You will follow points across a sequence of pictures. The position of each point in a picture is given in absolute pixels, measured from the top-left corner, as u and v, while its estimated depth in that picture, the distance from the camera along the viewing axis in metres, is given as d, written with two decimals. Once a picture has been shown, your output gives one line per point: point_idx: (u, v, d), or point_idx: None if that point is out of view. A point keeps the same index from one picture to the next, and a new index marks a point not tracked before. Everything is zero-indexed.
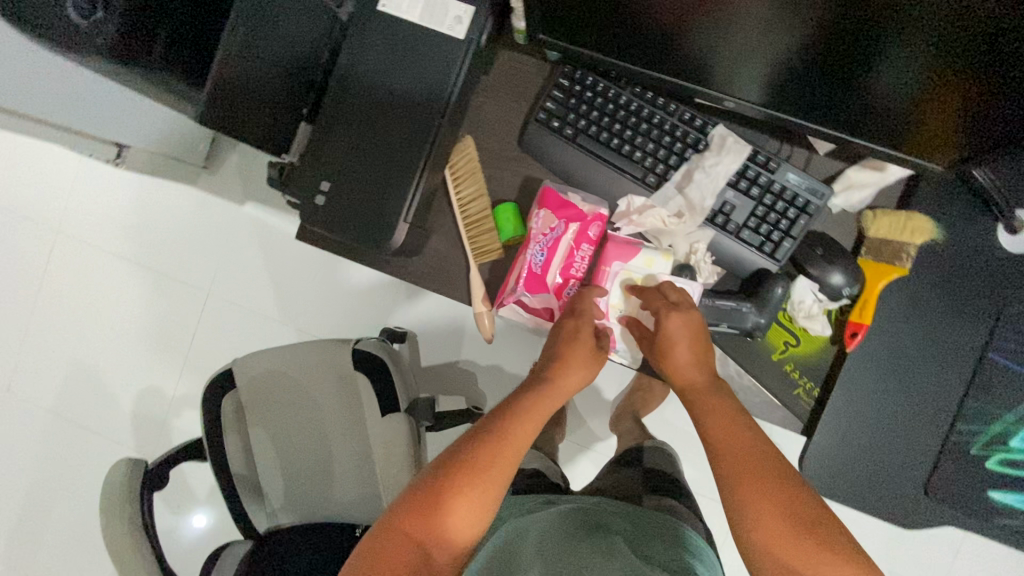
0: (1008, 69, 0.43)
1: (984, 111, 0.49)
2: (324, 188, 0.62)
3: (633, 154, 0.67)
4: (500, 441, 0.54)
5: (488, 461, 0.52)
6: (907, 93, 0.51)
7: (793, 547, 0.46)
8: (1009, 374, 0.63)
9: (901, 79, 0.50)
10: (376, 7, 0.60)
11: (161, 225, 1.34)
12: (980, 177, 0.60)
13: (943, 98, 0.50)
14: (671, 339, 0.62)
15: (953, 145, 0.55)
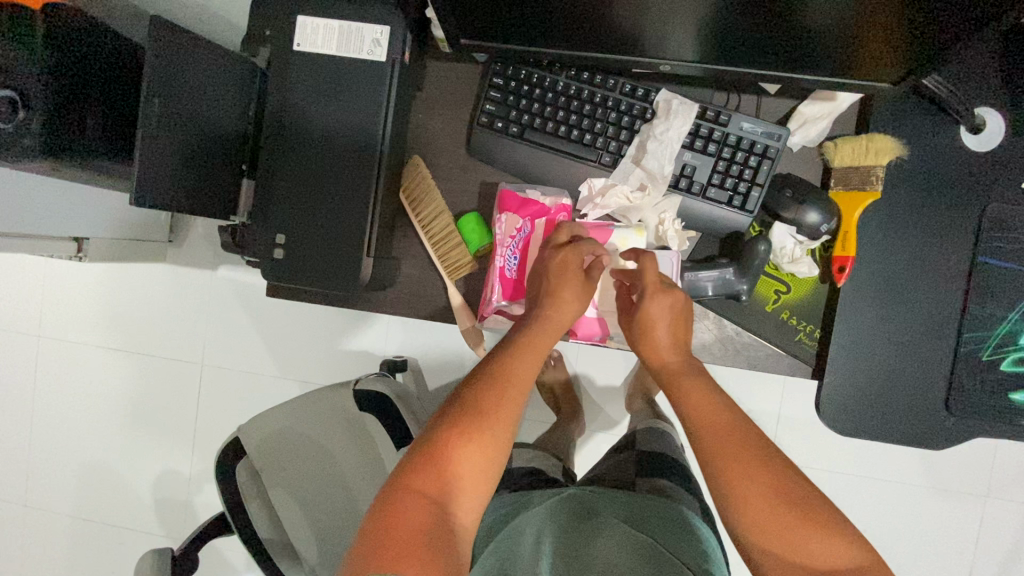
0: None
1: (923, 19, 0.48)
2: (280, 241, 0.60)
3: (583, 138, 0.65)
4: (500, 388, 0.53)
5: (491, 411, 0.51)
6: (844, 16, 0.50)
7: (784, 534, 0.46)
8: (1003, 274, 0.62)
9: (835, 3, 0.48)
10: (292, 48, 0.59)
11: (140, 307, 1.32)
12: (933, 86, 0.59)
13: (881, 14, 0.48)
14: (651, 318, 0.61)
15: (897, 59, 0.54)
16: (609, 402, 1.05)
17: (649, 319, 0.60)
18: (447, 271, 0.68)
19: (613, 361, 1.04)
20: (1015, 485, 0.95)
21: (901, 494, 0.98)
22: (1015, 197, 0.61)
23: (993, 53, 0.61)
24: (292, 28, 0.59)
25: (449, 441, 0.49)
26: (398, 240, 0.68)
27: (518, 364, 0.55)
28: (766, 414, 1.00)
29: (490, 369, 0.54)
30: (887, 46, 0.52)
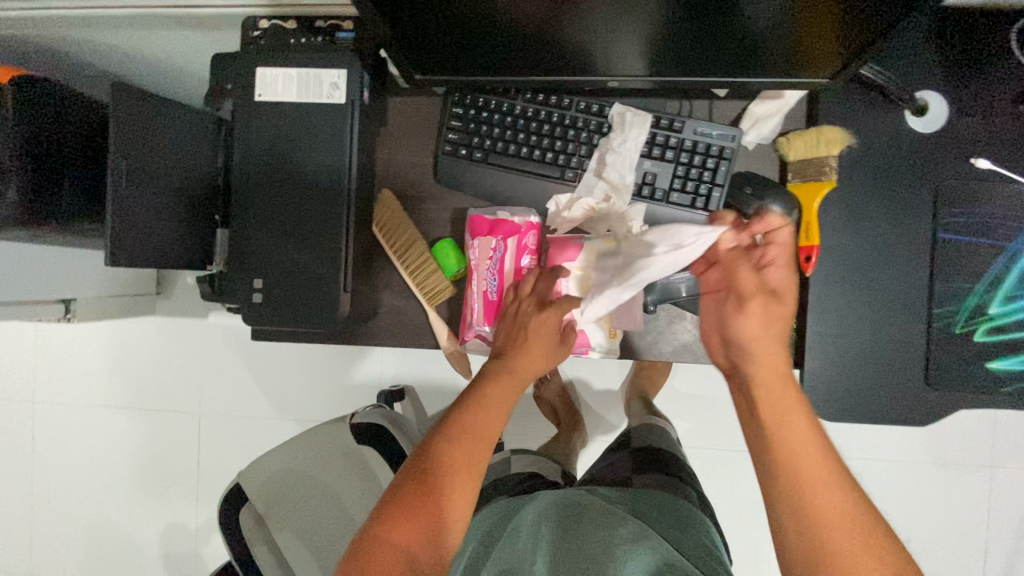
0: None
1: (850, 15, 0.50)
2: (258, 285, 0.61)
3: (545, 157, 0.67)
4: (472, 435, 0.56)
5: (461, 459, 0.54)
6: (777, 19, 0.53)
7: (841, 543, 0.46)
8: (963, 247, 0.64)
9: (768, 7, 0.51)
10: (254, 98, 0.61)
11: (132, 362, 1.32)
12: (870, 75, 0.62)
13: (811, 14, 0.51)
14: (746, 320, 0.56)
15: (831, 54, 0.56)
16: (607, 409, 1.06)
17: (741, 310, 0.56)
18: (427, 298, 0.69)
19: (606, 368, 1.05)
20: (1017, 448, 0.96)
21: (908, 470, 0.98)
22: (965, 173, 0.64)
23: (927, 38, 0.64)
24: (253, 79, 0.61)
25: (429, 492, 0.52)
26: (376, 272, 0.70)
27: (488, 409, 0.58)
28: None
29: (458, 418, 0.57)
30: (821, 42, 0.55)
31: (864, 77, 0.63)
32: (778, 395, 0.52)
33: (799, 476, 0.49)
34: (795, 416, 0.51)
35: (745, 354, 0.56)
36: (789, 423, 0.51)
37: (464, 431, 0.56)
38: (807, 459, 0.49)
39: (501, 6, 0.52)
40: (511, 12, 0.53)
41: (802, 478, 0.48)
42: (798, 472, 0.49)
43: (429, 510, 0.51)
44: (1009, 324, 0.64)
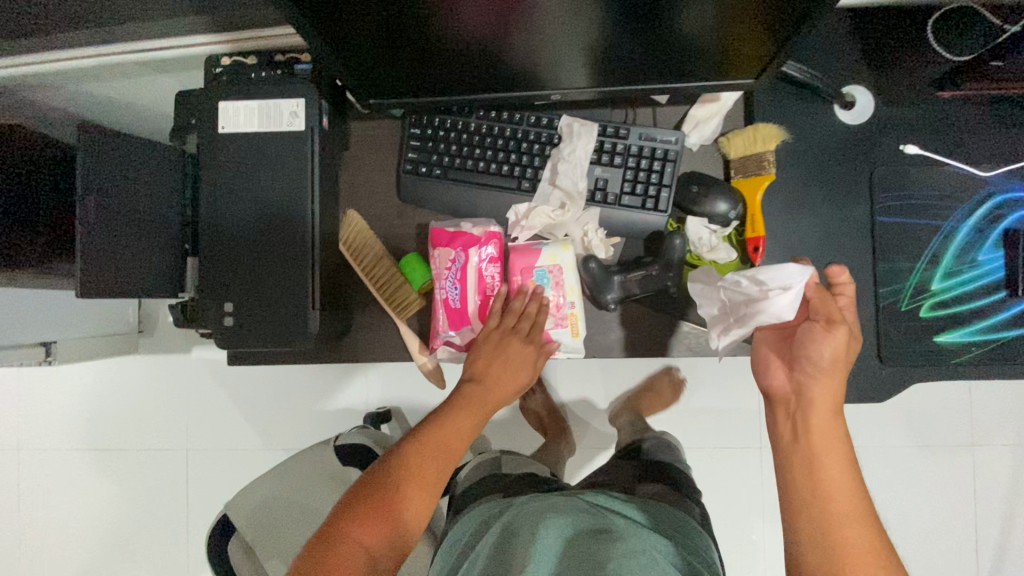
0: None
1: (768, 27, 0.55)
2: (229, 309, 0.63)
3: (501, 170, 0.70)
4: (431, 455, 0.60)
5: (425, 473, 0.59)
6: (705, 31, 0.57)
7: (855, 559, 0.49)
8: (901, 229, 0.68)
9: (697, 21, 0.56)
10: (218, 132, 0.64)
11: (116, 402, 1.32)
12: (797, 73, 0.66)
13: (735, 26, 0.56)
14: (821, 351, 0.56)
15: (751, 63, 0.61)
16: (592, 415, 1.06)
17: (822, 341, 0.55)
18: (397, 312, 0.70)
19: (586, 373, 1.06)
20: (983, 419, 1.01)
21: (881, 445, 1.03)
22: (896, 160, 0.68)
23: (848, 39, 0.68)
24: (215, 113, 0.64)
25: (389, 498, 0.57)
26: (347, 290, 0.72)
27: (448, 432, 0.63)
28: (739, 398, 1.03)
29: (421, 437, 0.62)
30: (743, 52, 0.60)
31: (791, 76, 0.66)
32: (828, 427, 0.54)
33: (827, 495, 0.51)
34: (836, 445, 0.53)
35: (810, 382, 0.56)
36: (826, 444, 0.53)
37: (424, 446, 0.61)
38: (843, 491, 0.51)
39: (449, 30, 0.56)
40: (464, 34, 0.57)
41: (837, 506, 0.51)
42: (835, 505, 0.51)
43: (388, 517, 0.56)
44: (951, 298, 0.67)
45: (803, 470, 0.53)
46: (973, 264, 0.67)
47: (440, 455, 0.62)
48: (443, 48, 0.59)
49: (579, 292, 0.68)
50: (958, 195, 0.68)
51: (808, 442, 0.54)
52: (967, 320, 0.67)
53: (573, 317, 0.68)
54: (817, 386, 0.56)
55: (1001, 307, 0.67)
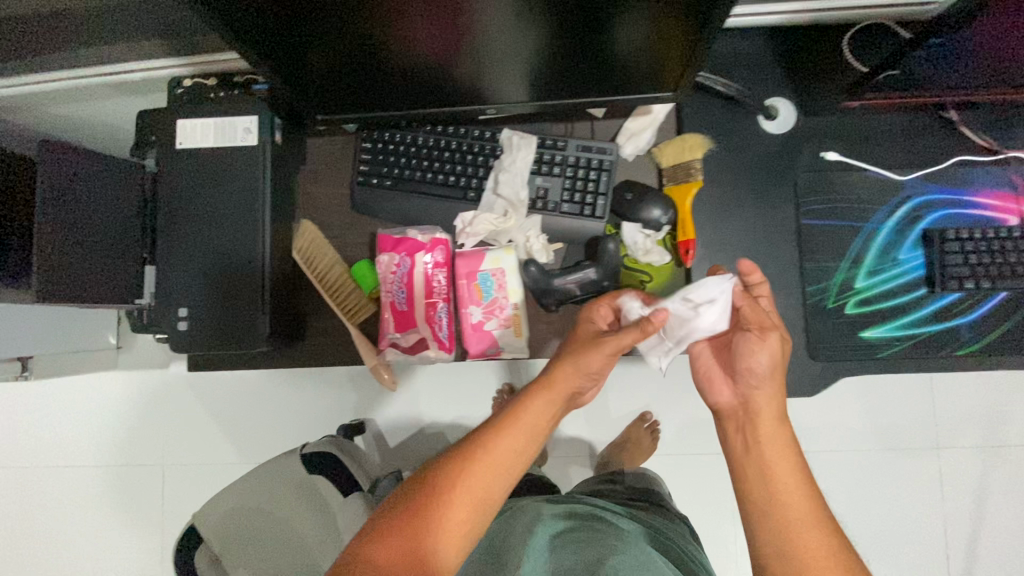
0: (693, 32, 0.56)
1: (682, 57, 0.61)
2: (183, 314, 0.66)
3: (448, 180, 0.74)
4: (482, 474, 0.53)
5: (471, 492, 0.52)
6: (629, 58, 0.63)
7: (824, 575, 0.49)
8: (825, 230, 0.71)
9: (624, 50, 0.61)
10: (176, 147, 0.68)
11: (93, 418, 1.33)
12: (726, 89, 0.71)
13: (656, 55, 0.62)
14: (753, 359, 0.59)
15: (666, 84, 0.67)
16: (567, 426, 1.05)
17: (753, 349, 0.59)
18: (349, 316, 0.74)
19: None
20: (949, 424, 1.06)
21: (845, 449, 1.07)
22: (817, 166, 0.72)
23: (771, 55, 0.73)
24: (174, 130, 0.68)
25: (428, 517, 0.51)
26: (302, 297, 0.75)
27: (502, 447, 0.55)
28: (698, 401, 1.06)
29: (470, 444, 0.55)
30: (660, 75, 0.66)
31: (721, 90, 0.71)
32: (773, 436, 0.56)
33: (787, 510, 0.52)
34: (779, 451, 0.55)
35: (752, 394, 0.58)
36: (784, 462, 0.54)
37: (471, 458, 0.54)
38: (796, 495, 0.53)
39: (399, 49, 0.60)
40: (413, 59, 0.62)
41: (788, 510, 0.52)
42: (784, 508, 0.52)
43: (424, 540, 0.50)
44: (875, 296, 0.71)
45: (755, 480, 0.54)
46: (894, 263, 0.71)
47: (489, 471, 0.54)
48: (390, 71, 0.64)
49: (522, 294, 0.72)
50: (876, 199, 0.72)
51: (755, 452, 0.55)
52: (891, 316, 0.70)
53: (517, 318, 0.71)
54: (760, 399, 0.58)
55: (923, 303, 0.70)
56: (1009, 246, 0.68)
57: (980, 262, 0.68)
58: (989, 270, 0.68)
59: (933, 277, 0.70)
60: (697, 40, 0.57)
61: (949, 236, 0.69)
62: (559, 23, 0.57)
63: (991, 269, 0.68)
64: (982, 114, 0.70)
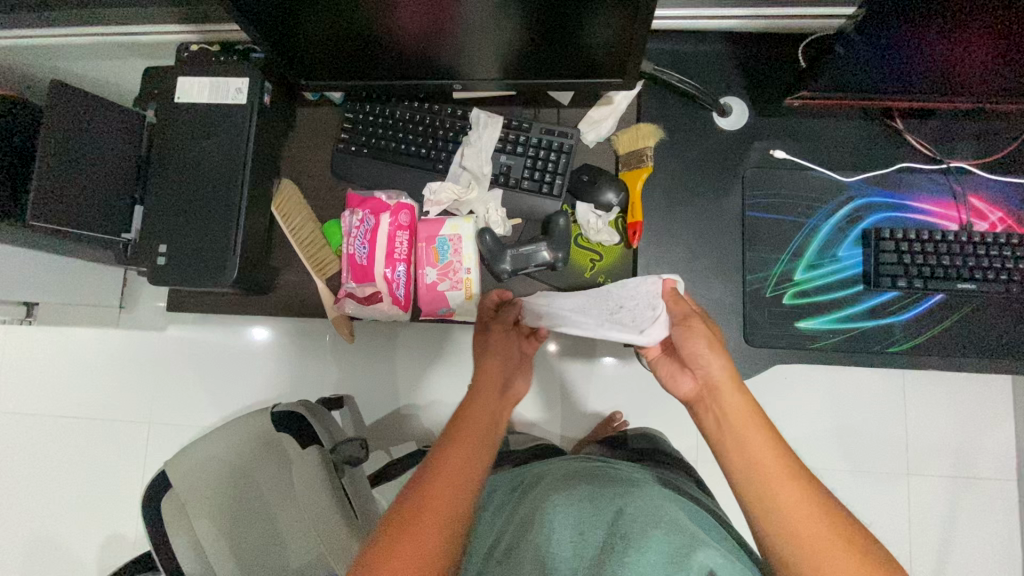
0: (642, 33, 0.62)
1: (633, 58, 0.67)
2: (162, 250, 0.72)
3: (419, 152, 0.80)
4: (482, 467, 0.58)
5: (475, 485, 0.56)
6: (587, 52, 0.68)
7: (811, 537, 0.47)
8: (768, 223, 0.75)
9: (582, 43, 0.66)
10: (174, 101, 0.75)
11: (86, 371, 1.38)
12: (691, 87, 0.74)
13: (611, 52, 0.67)
14: (688, 344, 0.59)
15: (620, 83, 0.72)
16: (532, 411, 1.06)
17: (688, 337, 0.59)
18: (317, 270, 0.80)
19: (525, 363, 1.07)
20: (919, 444, 1.07)
21: (809, 458, 1.08)
22: (766, 163, 0.76)
23: (730, 57, 0.77)
24: (174, 87, 0.75)
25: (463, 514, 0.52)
26: (277, 250, 0.82)
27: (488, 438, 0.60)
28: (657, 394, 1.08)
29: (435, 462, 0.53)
30: (613, 72, 0.71)
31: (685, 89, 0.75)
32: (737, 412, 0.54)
33: (766, 474, 0.50)
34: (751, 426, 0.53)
35: (704, 376, 0.57)
36: (747, 431, 0.52)
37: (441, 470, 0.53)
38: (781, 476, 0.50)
39: (384, 24, 0.66)
40: (393, 34, 0.68)
41: (777, 494, 0.49)
42: (768, 474, 0.50)
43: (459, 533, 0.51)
44: (812, 288, 0.74)
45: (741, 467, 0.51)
46: (833, 259, 0.74)
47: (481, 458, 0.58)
48: (372, 43, 0.70)
49: (475, 260, 0.77)
50: (820, 197, 0.75)
51: (732, 432, 0.53)
52: (825, 309, 0.74)
53: (468, 281, 0.77)
54: (714, 375, 0.57)
55: (858, 299, 0.74)
56: (943, 249, 0.71)
57: (913, 261, 0.71)
58: (922, 271, 0.71)
59: (869, 274, 0.73)
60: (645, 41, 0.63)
61: (886, 235, 0.72)
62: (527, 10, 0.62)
63: (923, 269, 0.71)
64: (925, 123, 0.74)
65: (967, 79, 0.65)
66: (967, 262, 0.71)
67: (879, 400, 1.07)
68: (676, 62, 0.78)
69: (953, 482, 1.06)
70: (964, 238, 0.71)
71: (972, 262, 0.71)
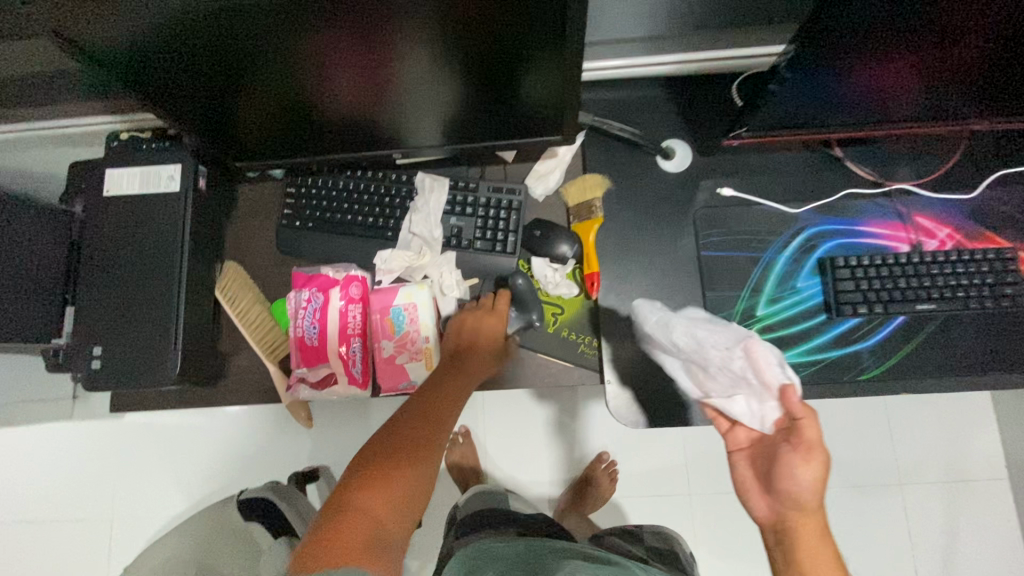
0: (574, 90, 0.62)
1: (570, 113, 0.66)
2: (97, 352, 0.68)
3: (367, 221, 0.78)
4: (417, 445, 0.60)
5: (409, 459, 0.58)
6: (523, 111, 0.68)
7: None
8: (724, 261, 0.75)
9: (518, 102, 0.66)
10: (103, 194, 0.72)
11: (36, 471, 1.29)
12: (631, 134, 0.75)
13: (547, 108, 0.67)
14: (787, 466, 0.52)
15: (561, 136, 0.72)
16: (514, 468, 1.01)
17: (791, 459, 0.52)
18: (268, 354, 0.76)
19: (505, 419, 1.02)
20: (910, 457, 1.05)
21: None
22: (715, 201, 0.76)
23: (668, 101, 0.78)
24: (103, 180, 0.72)
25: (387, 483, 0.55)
26: (226, 335, 0.78)
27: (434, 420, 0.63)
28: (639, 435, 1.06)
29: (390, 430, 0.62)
30: (553, 126, 0.71)
31: (625, 136, 0.76)
32: (819, 550, 0.50)
33: None
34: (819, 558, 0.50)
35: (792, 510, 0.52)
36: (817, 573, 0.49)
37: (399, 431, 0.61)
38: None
39: (316, 100, 0.65)
40: (325, 109, 0.67)
41: None
42: None
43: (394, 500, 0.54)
44: (775, 323, 0.73)
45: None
46: (793, 290, 0.74)
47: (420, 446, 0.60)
48: (306, 119, 0.68)
49: (432, 328, 0.74)
50: (772, 230, 0.75)
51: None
52: (791, 342, 0.73)
53: (428, 350, 0.74)
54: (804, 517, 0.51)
55: (824, 327, 0.73)
56: (897, 272, 0.72)
57: (870, 287, 0.72)
58: (880, 295, 0.71)
59: (830, 303, 0.73)
60: (578, 97, 0.63)
61: (840, 263, 0.72)
62: (459, 77, 0.61)
63: (881, 294, 0.71)
64: (863, 150, 0.75)
65: (893, 105, 0.66)
66: (922, 283, 0.71)
67: (862, 417, 1.06)
68: (615, 111, 0.78)
69: (947, 493, 1.04)
70: (916, 259, 0.72)
71: (926, 282, 0.71)
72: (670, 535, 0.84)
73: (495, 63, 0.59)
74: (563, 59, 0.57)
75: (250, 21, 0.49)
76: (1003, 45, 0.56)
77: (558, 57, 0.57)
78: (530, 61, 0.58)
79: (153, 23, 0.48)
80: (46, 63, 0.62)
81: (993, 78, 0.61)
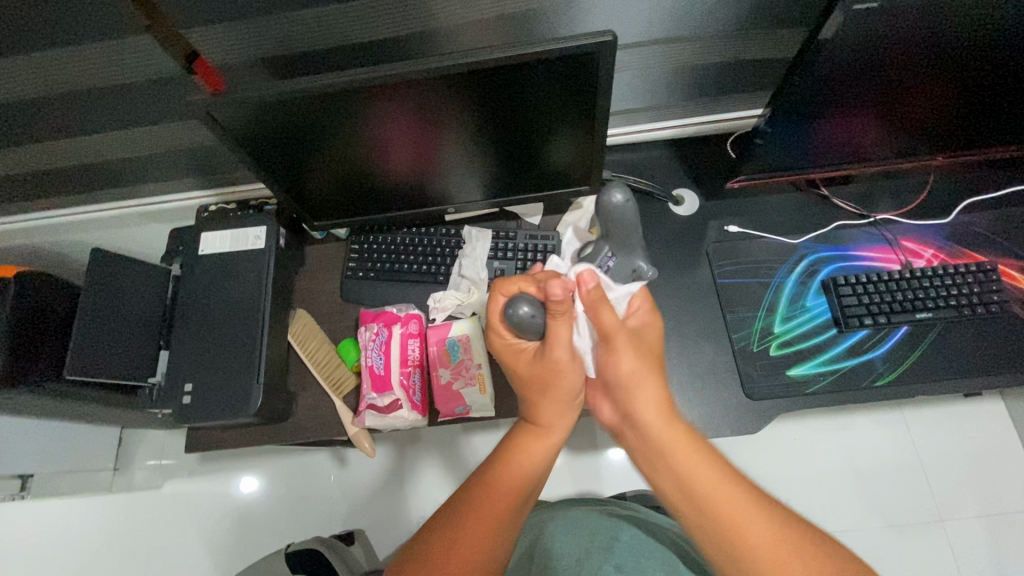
0: (597, 150, 0.75)
1: (595, 169, 0.79)
2: (188, 388, 0.77)
3: (421, 268, 0.90)
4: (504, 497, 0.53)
5: (488, 497, 0.53)
6: (554, 171, 0.81)
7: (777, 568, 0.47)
8: (740, 287, 0.85)
9: (549, 164, 0.79)
10: (198, 252, 0.83)
11: (58, 550, 1.24)
12: (648, 185, 0.88)
13: (575, 167, 0.80)
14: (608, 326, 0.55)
15: (588, 189, 0.84)
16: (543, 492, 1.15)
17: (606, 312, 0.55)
18: (334, 390, 0.84)
19: None
20: (942, 488, 1.07)
21: (838, 520, 1.07)
22: (724, 237, 0.88)
23: (674, 157, 0.93)
24: (198, 241, 0.84)
25: (469, 531, 0.51)
26: (294, 376, 0.86)
27: (515, 467, 0.55)
28: None
29: (483, 482, 0.54)
30: (578, 183, 0.84)
31: (645, 188, 0.89)
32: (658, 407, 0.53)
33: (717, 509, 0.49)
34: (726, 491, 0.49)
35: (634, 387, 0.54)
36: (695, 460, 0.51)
37: (501, 486, 0.54)
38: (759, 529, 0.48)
39: (382, 167, 0.78)
40: (389, 176, 0.80)
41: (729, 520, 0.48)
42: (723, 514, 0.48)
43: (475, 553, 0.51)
44: (792, 338, 0.82)
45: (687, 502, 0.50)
46: (803, 309, 0.83)
47: (503, 492, 0.54)
48: (371, 184, 0.81)
49: (485, 356, 0.82)
50: (778, 259, 0.86)
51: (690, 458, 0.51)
52: (808, 355, 0.81)
53: (480, 376, 0.81)
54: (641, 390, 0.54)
55: (836, 340, 0.81)
56: (894, 286, 0.81)
57: (871, 300, 0.81)
58: (881, 308, 0.80)
59: (837, 318, 0.82)
60: (600, 155, 0.76)
61: (841, 282, 0.82)
62: (502, 145, 0.75)
63: (882, 306, 0.80)
64: (846, 188, 0.88)
65: (861, 149, 0.79)
66: (916, 296, 0.81)
67: (888, 448, 1.10)
68: (630, 169, 0.93)
69: (991, 526, 1.04)
70: (907, 274, 0.82)
71: (920, 294, 0.81)
72: (652, 495, 1.02)
73: (533, 132, 0.73)
74: (588, 124, 0.71)
75: (348, 99, 0.64)
76: (943, 99, 0.70)
77: (583, 123, 0.71)
78: (562, 128, 0.72)
79: (276, 102, 0.63)
80: (183, 140, 0.80)
81: (941, 124, 0.75)
